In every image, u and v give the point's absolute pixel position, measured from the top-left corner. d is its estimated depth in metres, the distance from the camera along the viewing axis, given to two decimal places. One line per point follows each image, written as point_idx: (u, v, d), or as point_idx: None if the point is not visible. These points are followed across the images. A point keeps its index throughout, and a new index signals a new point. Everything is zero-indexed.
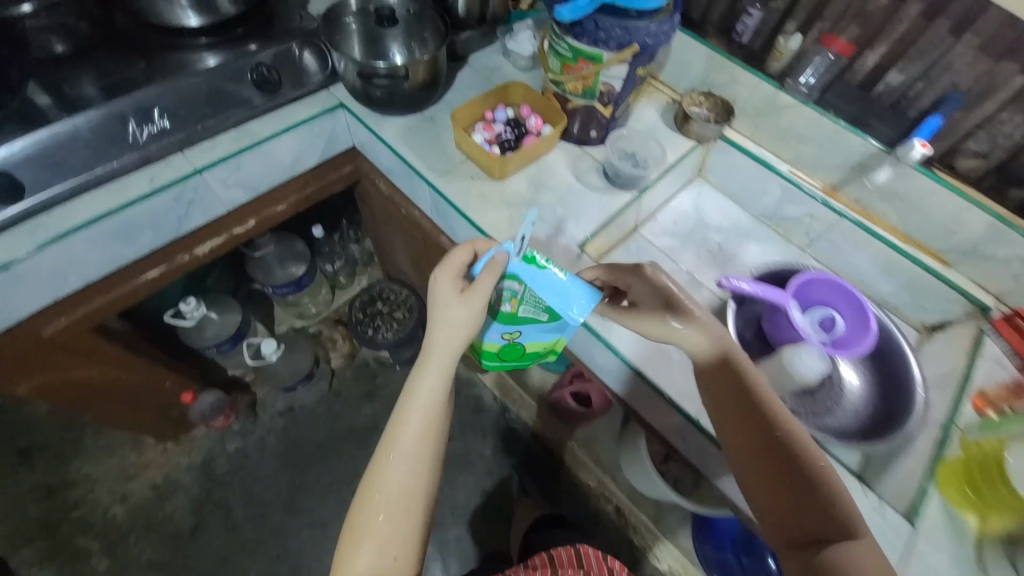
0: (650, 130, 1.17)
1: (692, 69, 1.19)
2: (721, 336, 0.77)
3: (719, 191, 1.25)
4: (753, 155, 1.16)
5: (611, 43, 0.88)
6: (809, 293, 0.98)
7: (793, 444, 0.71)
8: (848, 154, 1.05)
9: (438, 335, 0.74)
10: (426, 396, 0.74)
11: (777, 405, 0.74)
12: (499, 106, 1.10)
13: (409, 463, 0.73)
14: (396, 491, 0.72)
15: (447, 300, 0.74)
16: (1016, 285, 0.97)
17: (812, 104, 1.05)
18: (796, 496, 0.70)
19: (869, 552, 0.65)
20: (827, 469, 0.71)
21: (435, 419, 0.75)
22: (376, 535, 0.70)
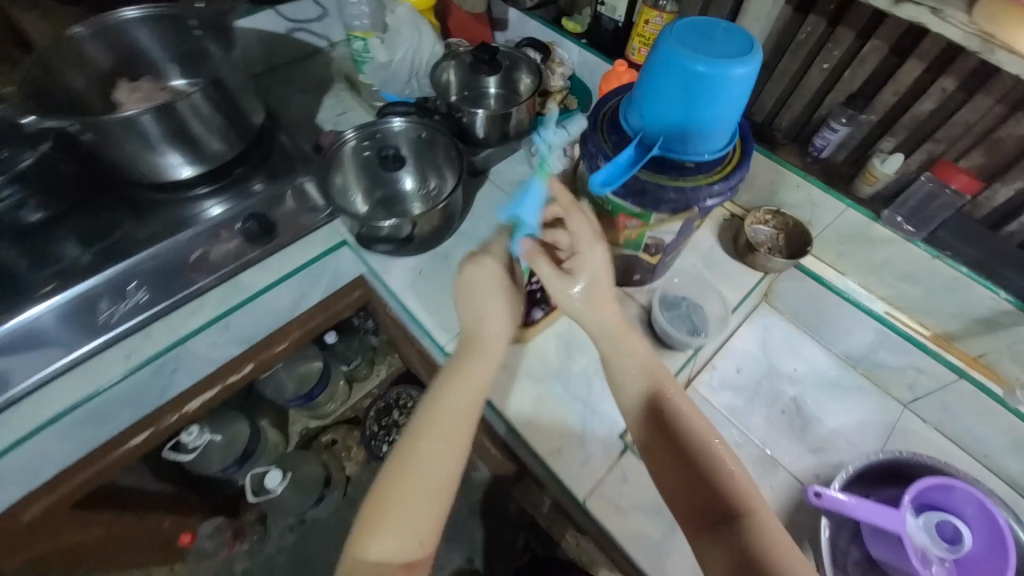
0: (704, 259, 0.98)
1: (754, 182, 0.99)
2: (645, 360, 0.73)
3: (790, 321, 1.04)
4: (836, 290, 0.95)
5: (667, 206, 0.70)
6: (930, 498, 0.76)
7: (709, 467, 0.66)
8: (969, 305, 0.82)
9: (474, 375, 0.72)
10: (462, 404, 0.70)
11: (670, 391, 0.71)
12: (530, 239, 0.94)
13: (447, 421, 0.68)
14: (426, 463, 0.65)
15: (492, 346, 0.74)
16: None
17: (921, 243, 0.82)
18: (693, 472, 0.66)
19: (777, 529, 0.63)
20: (748, 488, 0.65)
21: (463, 426, 0.69)
22: (399, 503, 0.63)
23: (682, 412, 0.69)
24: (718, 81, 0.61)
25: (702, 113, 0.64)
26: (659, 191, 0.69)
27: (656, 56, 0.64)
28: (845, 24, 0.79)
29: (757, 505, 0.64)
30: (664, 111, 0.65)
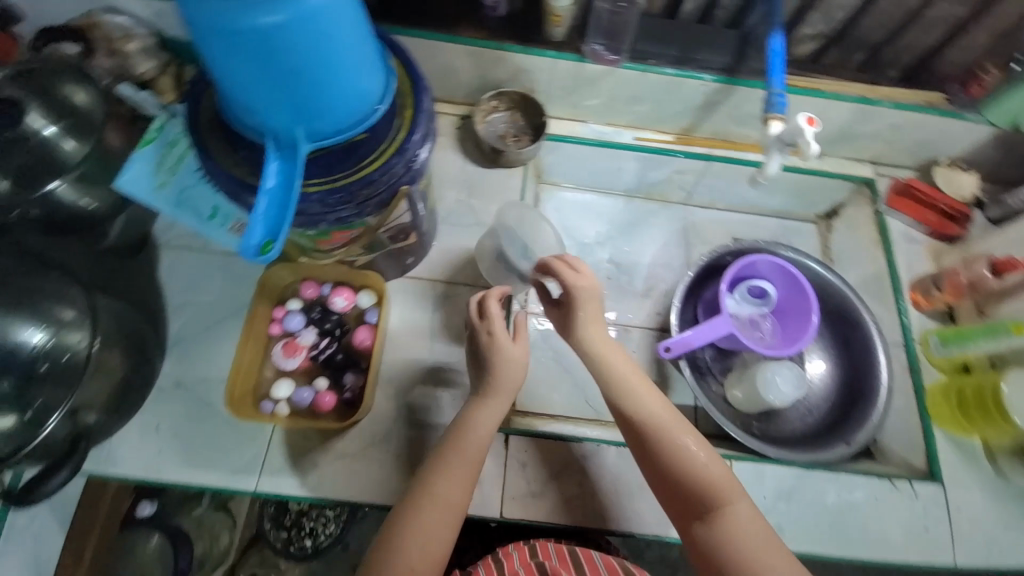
0: (465, 187, 0.87)
1: (459, 75, 0.85)
2: (605, 356, 0.65)
3: (572, 188, 1.01)
4: (587, 141, 0.91)
5: (362, 210, 0.57)
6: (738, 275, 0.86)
7: (655, 436, 0.60)
8: (688, 99, 0.84)
9: (467, 425, 0.62)
10: (490, 416, 0.63)
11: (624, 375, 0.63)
12: (285, 296, 0.75)
13: (471, 445, 0.61)
14: (440, 476, 0.59)
15: (506, 346, 0.66)
16: (886, 148, 0.91)
17: (628, 66, 0.79)
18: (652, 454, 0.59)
19: (754, 524, 0.54)
20: (711, 476, 0.57)
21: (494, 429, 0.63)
22: (414, 521, 0.56)
23: (657, 407, 0.61)
24: (292, 36, 0.41)
25: (317, 85, 0.46)
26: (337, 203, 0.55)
27: (200, 36, 0.41)
28: None
29: (726, 488, 0.56)
30: (251, 95, 0.46)
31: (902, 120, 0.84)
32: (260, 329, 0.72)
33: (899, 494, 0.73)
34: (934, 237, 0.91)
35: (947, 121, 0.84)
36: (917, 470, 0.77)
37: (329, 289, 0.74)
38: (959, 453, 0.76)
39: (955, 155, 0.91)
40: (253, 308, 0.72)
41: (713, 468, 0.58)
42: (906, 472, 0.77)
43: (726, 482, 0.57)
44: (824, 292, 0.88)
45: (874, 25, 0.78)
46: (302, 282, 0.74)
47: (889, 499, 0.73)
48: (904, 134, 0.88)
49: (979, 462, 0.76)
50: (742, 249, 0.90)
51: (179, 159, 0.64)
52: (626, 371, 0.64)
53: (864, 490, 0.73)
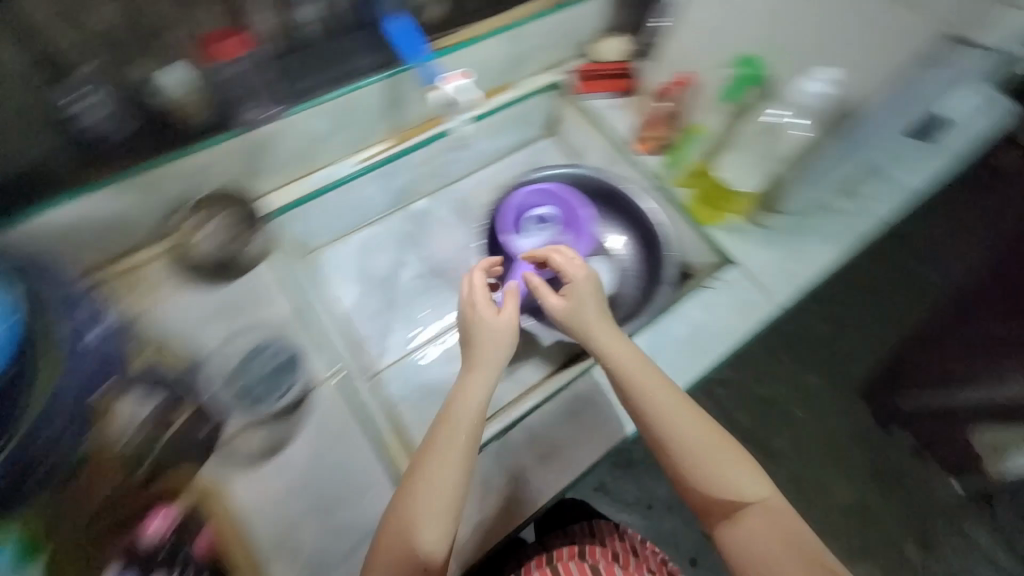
0: (225, 312, 0.78)
1: (134, 215, 0.74)
2: (607, 349, 0.69)
3: (338, 239, 0.96)
4: (315, 192, 0.87)
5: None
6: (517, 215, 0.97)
7: (654, 417, 0.66)
8: (368, 106, 0.84)
9: (484, 345, 0.67)
10: (479, 384, 0.65)
11: (630, 365, 0.68)
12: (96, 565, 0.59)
13: (470, 409, 0.63)
14: (450, 442, 0.60)
15: (488, 316, 0.68)
16: (551, 51, 1.03)
17: (294, 111, 0.75)
18: (667, 420, 0.65)
19: (767, 493, 0.65)
20: (688, 431, 0.65)
21: (464, 453, 0.60)
22: (432, 485, 0.58)
23: (610, 346, 0.70)
24: None
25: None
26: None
27: None
28: None
29: (703, 434, 0.65)
30: None
31: (541, 26, 0.95)
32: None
33: (718, 294, 0.84)
34: (623, 96, 1.04)
35: (570, 9, 0.97)
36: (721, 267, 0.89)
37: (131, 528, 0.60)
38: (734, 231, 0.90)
39: (598, 28, 1.06)
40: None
41: (682, 418, 0.66)
42: (711, 270, 0.89)
43: (741, 454, 0.66)
44: (584, 186, 1.00)
45: None
46: (108, 535, 0.60)
47: (716, 301, 0.84)
48: (552, 35, 0.99)
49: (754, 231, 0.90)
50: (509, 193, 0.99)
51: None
52: (588, 309, 0.72)
53: (698, 309, 0.84)
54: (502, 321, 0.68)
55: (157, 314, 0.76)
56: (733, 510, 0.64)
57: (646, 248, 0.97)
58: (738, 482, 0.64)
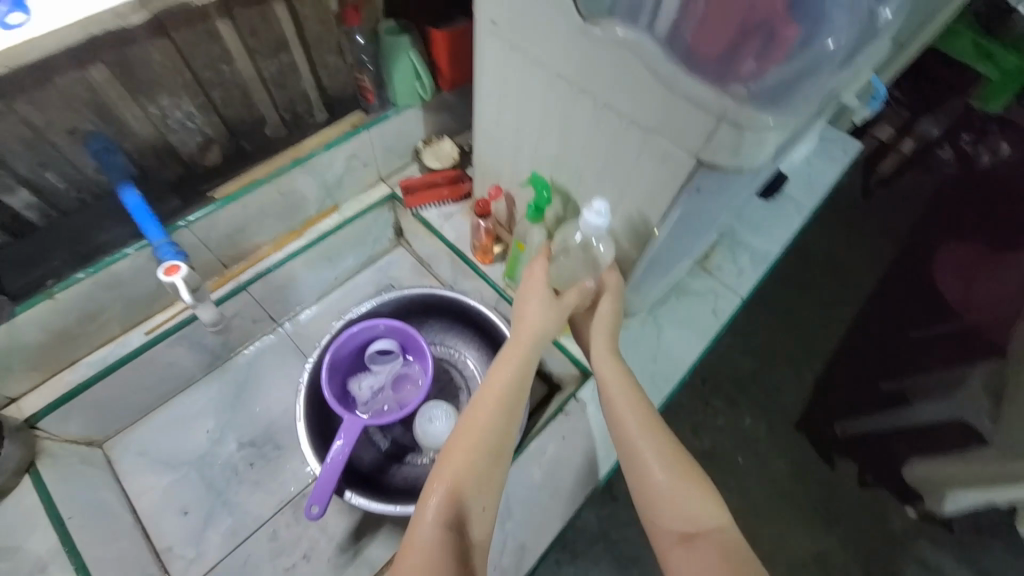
0: None
1: None
2: (602, 375, 0.62)
3: (147, 416, 0.83)
4: (92, 379, 0.74)
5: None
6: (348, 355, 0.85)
7: (642, 463, 0.55)
8: (146, 274, 0.74)
9: (523, 332, 0.61)
10: (497, 392, 0.56)
11: (622, 395, 0.59)
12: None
13: (470, 444, 0.52)
14: (441, 490, 0.49)
15: (528, 305, 0.63)
16: (375, 166, 0.96)
17: (21, 309, 0.64)
18: (653, 473, 0.54)
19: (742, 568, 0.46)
20: (670, 486, 0.52)
21: (494, 421, 0.54)
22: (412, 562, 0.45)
23: (620, 374, 0.61)
24: None
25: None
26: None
27: None
28: None
29: (705, 505, 0.51)
30: None
31: (352, 149, 0.89)
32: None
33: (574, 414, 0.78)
34: (461, 200, 0.98)
35: (382, 126, 0.91)
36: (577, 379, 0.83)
37: None
38: None
39: (424, 134, 1.01)
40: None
41: (687, 492, 0.52)
42: (574, 387, 0.83)
43: (715, 508, 0.51)
44: (430, 304, 0.92)
45: (241, 108, 0.78)
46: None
47: (571, 427, 0.78)
48: (370, 154, 0.93)
49: None
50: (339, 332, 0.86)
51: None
52: (598, 323, 0.66)
53: (552, 438, 0.77)
54: (536, 310, 0.62)
55: None
56: (688, 531, 0.50)
57: None
58: (723, 541, 0.48)
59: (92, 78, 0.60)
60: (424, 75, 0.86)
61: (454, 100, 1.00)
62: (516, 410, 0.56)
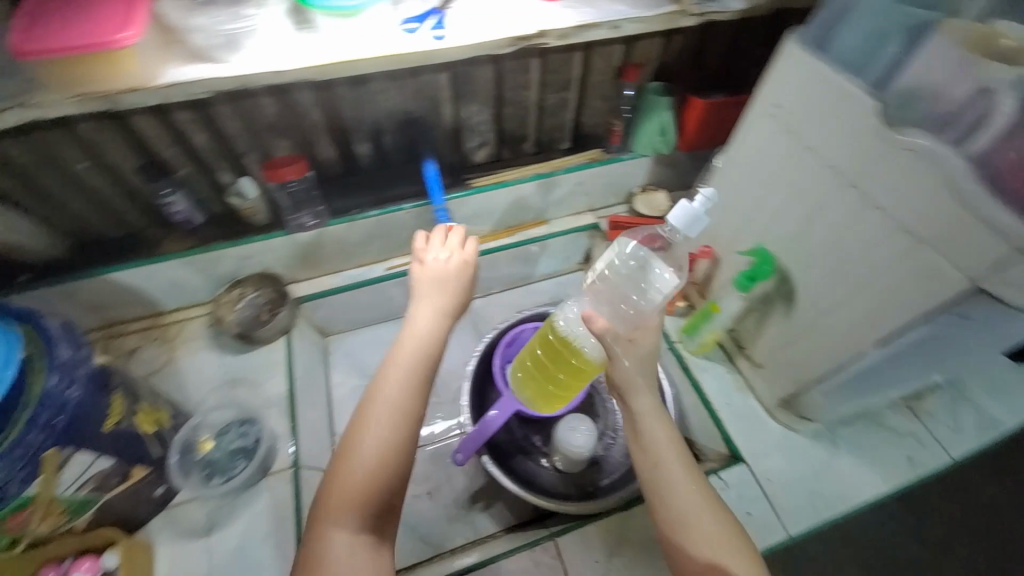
0: (229, 381, 0.85)
1: (188, 284, 0.88)
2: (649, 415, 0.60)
3: (357, 331, 1.06)
4: (342, 288, 0.97)
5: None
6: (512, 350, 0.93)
7: (681, 503, 0.55)
8: (406, 226, 0.95)
9: (410, 330, 0.63)
10: (415, 348, 0.61)
11: (665, 445, 0.58)
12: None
13: (388, 394, 0.58)
14: (380, 424, 0.56)
15: (421, 317, 0.65)
16: (592, 198, 1.08)
17: (334, 222, 0.88)
18: (685, 514, 0.55)
19: None
20: (713, 534, 0.53)
21: (418, 383, 0.59)
22: (368, 454, 0.54)
23: (619, 394, 0.62)
24: None
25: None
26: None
27: None
28: (35, 134, 0.66)
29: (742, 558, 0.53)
30: None
31: (582, 177, 1.02)
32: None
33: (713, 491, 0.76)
34: None
35: (614, 165, 1.02)
36: (725, 458, 0.80)
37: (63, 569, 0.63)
38: (744, 424, 0.83)
39: (643, 183, 1.09)
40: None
41: (727, 542, 0.53)
42: (718, 464, 0.81)
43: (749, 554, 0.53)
44: None
45: (516, 124, 0.95)
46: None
47: None
48: (593, 185, 1.05)
49: (768, 427, 0.82)
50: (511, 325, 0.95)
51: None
52: (636, 361, 0.61)
53: None
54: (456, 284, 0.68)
55: (176, 368, 0.86)
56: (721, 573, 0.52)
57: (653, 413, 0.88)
58: None
59: (441, 80, 0.82)
60: (671, 132, 0.97)
61: (682, 160, 1.06)
62: (414, 364, 0.60)
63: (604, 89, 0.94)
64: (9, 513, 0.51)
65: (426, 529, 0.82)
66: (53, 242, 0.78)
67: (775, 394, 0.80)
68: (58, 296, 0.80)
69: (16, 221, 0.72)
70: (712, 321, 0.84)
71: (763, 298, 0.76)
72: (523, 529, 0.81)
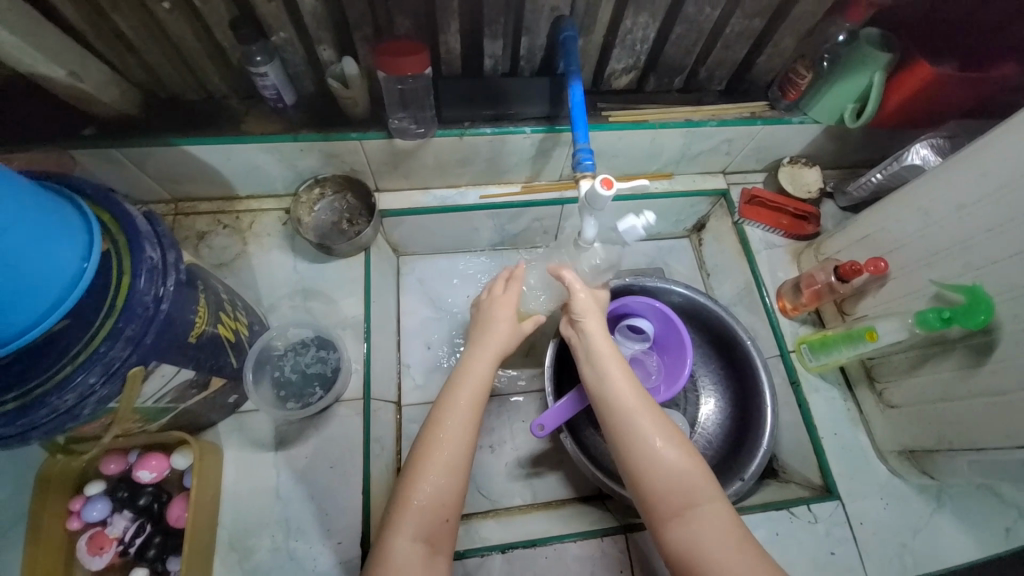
0: (304, 292, 0.79)
1: (269, 172, 0.77)
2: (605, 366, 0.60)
3: (434, 255, 0.96)
4: (431, 208, 0.86)
5: (70, 415, 0.42)
6: (608, 317, 0.85)
7: (647, 444, 0.55)
8: (519, 152, 0.80)
9: (495, 328, 0.63)
10: (474, 377, 0.58)
11: (628, 390, 0.58)
12: (86, 478, 0.62)
13: (471, 377, 0.58)
14: (458, 418, 0.55)
15: (500, 313, 0.64)
16: (731, 158, 0.91)
17: (441, 134, 0.73)
18: (659, 452, 0.54)
19: (713, 527, 0.50)
20: (677, 463, 0.54)
21: (451, 462, 0.52)
22: (432, 470, 0.52)
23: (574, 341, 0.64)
24: None
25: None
26: (25, 408, 0.40)
27: None
28: None
29: (701, 482, 0.53)
30: None
31: (732, 133, 0.83)
32: (52, 530, 0.58)
33: (801, 523, 0.70)
34: (793, 238, 0.91)
35: (775, 127, 0.83)
36: (819, 489, 0.74)
37: (135, 457, 0.61)
38: (847, 459, 0.75)
39: (796, 153, 0.91)
40: (28, 510, 0.57)
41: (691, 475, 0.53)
42: (809, 493, 0.74)
43: (707, 487, 0.52)
44: (699, 313, 0.87)
45: (677, 53, 0.76)
46: (103, 456, 0.61)
47: (790, 530, 0.70)
48: (740, 144, 0.87)
49: (875, 469, 0.75)
50: (614, 294, 0.87)
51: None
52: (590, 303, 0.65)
53: (764, 527, 0.69)
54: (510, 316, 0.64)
55: (250, 261, 0.80)
56: (685, 505, 0.52)
57: (740, 414, 0.81)
58: (709, 523, 0.50)
59: None
60: (871, 101, 0.75)
61: (856, 136, 0.86)
62: (450, 449, 0.53)
63: (804, 25, 0.73)
64: (86, 421, 0.46)
65: (484, 482, 0.80)
66: (126, 95, 0.67)
67: (898, 441, 0.72)
68: (128, 160, 0.70)
69: (87, 64, 0.60)
70: (858, 347, 0.72)
71: (939, 341, 0.65)
72: (585, 505, 0.77)
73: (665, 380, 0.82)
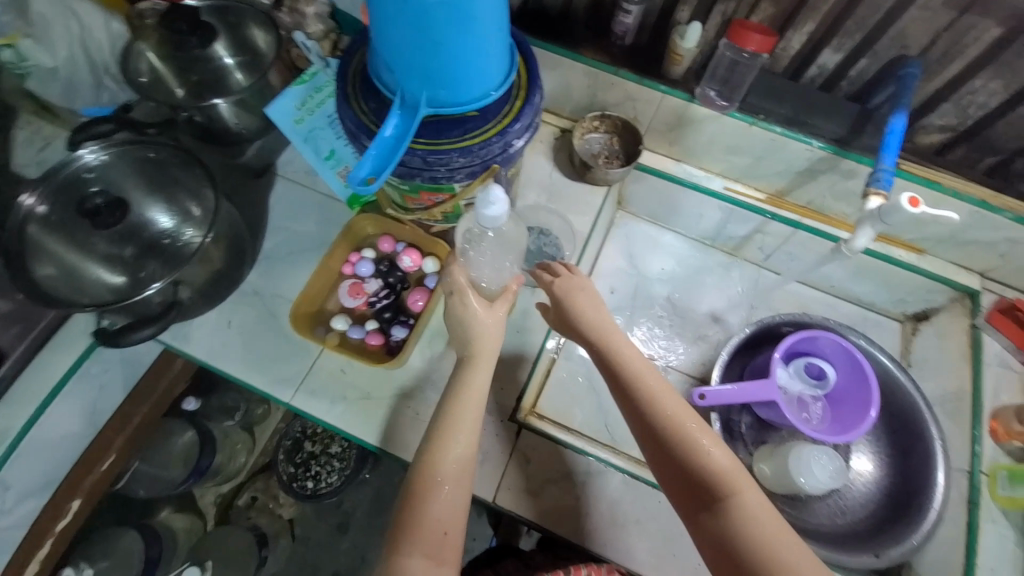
0: (547, 195, 0.91)
1: (572, 92, 0.90)
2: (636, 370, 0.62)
3: (648, 222, 1.04)
4: (678, 179, 0.92)
5: (449, 173, 0.59)
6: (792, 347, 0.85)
7: (678, 443, 0.58)
8: (791, 161, 0.84)
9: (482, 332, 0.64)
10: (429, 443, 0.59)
11: (656, 400, 0.60)
12: (362, 244, 0.81)
13: (460, 407, 0.60)
14: (458, 446, 0.58)
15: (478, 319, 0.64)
16: (1003, 262, 0.84)
17: (736, 115, 0.80)
18: (688, 455, 0.57)
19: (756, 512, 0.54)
20: (713, 457, 0.57)
21: (455, 491, 0.57)
22: (437, 501, 0.56)
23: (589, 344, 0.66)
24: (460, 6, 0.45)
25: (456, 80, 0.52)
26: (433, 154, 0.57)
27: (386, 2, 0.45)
28: None
29: (735, 476, 0.56)
30: (402, 52, 0.49)
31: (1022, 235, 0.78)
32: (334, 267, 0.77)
33: None
34: None
35: None
36: None
37: (402, 248, 0.79)
38: None
39: None
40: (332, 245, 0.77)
41: (726, 466, 0.57)
42: None
43: (744, 482, 0.56)
44: (889, 389, 0.84)
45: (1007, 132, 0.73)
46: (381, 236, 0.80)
47: None
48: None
49: None
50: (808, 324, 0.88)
51: (321, 103, 0.72)
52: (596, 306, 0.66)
53: None
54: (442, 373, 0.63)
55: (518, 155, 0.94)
56: (718, 496, 0.55)
57: (894, 497, 0.79)
58: (750, 512, 0.54)
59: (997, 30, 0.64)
60: None
61: None
62: (424, 503, 0.56)
63: None
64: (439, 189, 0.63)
65: (614, 422, 0.85)
66: None
67: None
68: None
69: None
70: None
71: None
72: None
73: (828, 429, 0.81)
